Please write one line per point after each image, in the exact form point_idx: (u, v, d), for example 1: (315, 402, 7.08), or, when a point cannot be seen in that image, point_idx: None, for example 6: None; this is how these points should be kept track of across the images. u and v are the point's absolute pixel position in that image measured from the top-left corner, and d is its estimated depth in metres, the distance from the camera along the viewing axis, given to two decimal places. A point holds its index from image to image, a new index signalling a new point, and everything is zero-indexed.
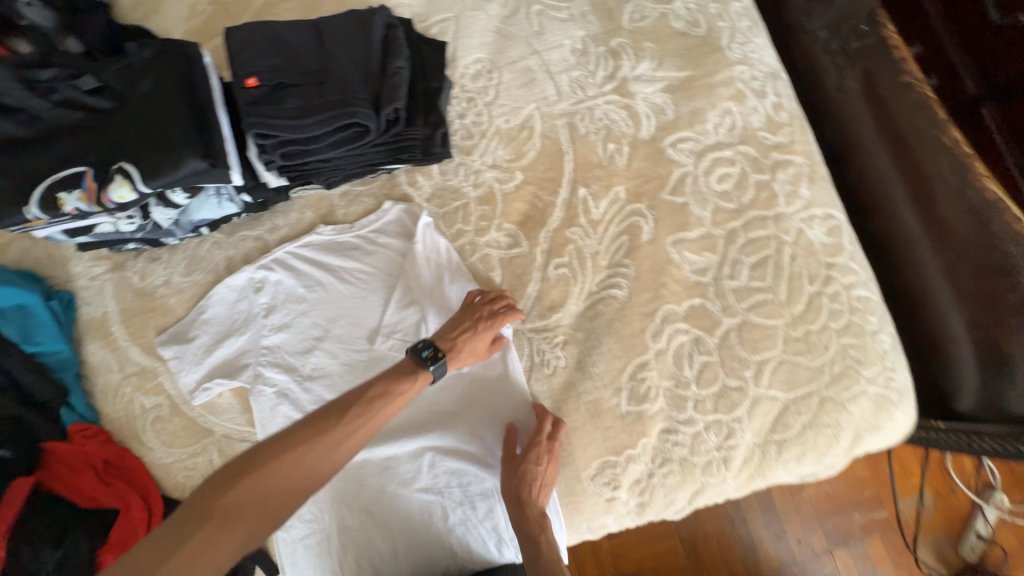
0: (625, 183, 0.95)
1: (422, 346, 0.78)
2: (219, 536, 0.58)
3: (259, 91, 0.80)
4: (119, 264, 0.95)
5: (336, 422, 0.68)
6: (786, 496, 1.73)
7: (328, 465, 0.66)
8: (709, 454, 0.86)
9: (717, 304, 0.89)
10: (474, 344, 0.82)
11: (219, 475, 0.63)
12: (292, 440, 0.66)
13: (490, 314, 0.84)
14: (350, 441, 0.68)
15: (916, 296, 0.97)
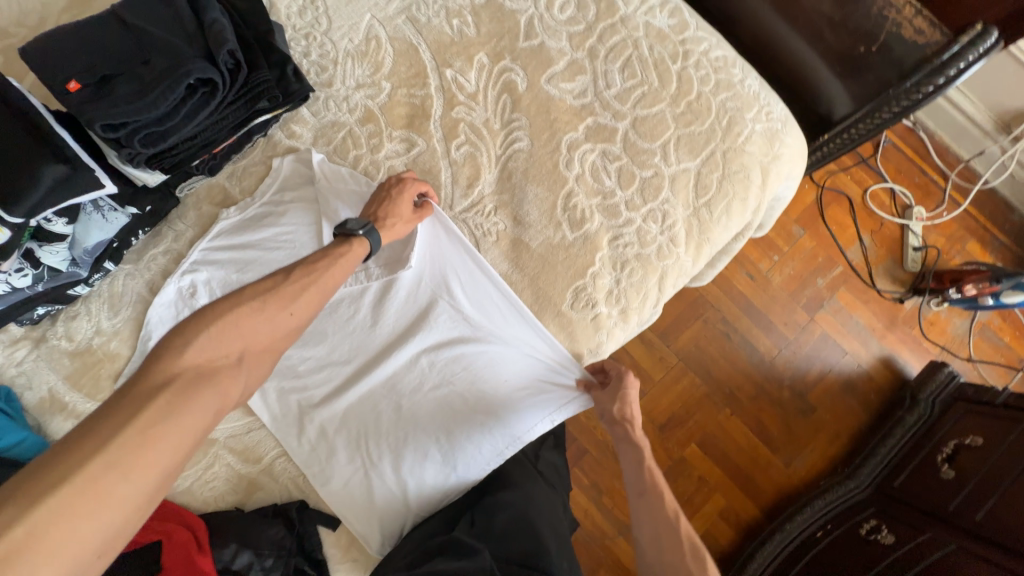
0: (484, 48, 0.99)
1: (347, 221, 0.81)
2: (192, 395, 0.55)
3: (85, 92, 0.75)
4: (40, 337, 0.90)
5: (283, 284, 0.69)
6: (761, 293, 1.90)
7: (284, 323, 0.67)
8: (656, 240, 0.95)
9: (607, 115, 0.97)
10: (401, 210, 0.85)
11: (165, 345, 0.58)
12: (242, 301, 0.65)
13: (403, 182, 0.87)
14: (300, 300, 0.69)
15: (765, 41, 1.11)
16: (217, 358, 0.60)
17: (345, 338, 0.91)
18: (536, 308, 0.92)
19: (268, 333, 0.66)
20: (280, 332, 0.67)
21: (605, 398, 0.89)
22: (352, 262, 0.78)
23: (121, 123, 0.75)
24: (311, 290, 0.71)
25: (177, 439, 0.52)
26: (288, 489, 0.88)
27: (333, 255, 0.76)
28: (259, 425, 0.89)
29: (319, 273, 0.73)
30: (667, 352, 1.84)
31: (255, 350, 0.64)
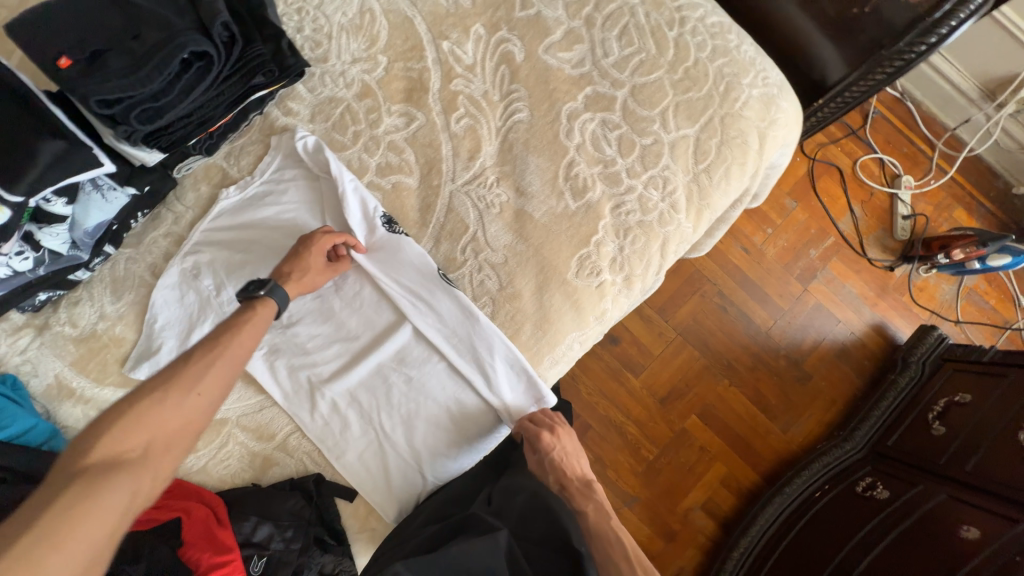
0: (480, 19, 0.98)
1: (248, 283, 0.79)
2: (101, 483, 0.54)
3: (75, 69, 0.73)
4: (42, 325, 0.89)
5: (183, 368, 0.66)
6: (756, 266, 1.93)
7: (193, 406, 0.65)
8: (658, 207, 0.96)
9: (606, 84, 0.97)
10: (310, 262, 0.85)
11: (75, 442, 0.57)
12: (145, 390, 0.63)
13: (317, 236, 0.86)
14: (207, 378, 0.67)
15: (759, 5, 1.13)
16: (124, 450, 0.58)
17: (352, 314, 0.91)
18: (541, 278, 0.93)
19: (180, 413, 0.63)
20: (195, 410, 0.65)
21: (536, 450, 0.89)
22: (261, 321, 0.77)
23: (115, 98, 0.73)
24: (216, 365, 0.68)
25: (92, 526, 0.52)
26: (305, 463, 0.89)
27: (232, 329, 0.73)
28: (270, 403, 0.90)
29: (223, 346, 0.70)
30: (665, 326, 1.86)
31: (166, 434, 0.61)
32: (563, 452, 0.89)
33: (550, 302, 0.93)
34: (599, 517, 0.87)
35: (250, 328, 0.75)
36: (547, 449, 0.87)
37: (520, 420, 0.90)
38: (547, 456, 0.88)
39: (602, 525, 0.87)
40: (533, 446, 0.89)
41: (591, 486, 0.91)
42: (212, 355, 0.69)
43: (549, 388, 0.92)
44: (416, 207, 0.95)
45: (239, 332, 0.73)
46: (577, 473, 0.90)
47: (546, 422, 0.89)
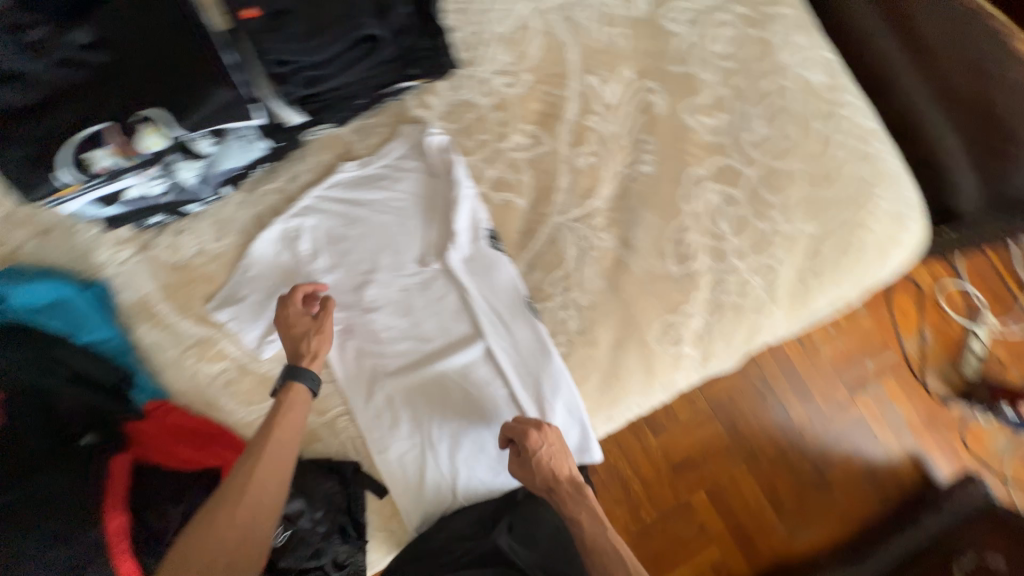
0: (631, 64, 0.99)
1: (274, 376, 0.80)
2: None
3: (258, 21, 0.76)
4: (144, 244, 0.92)
5: (229, 481, 0.68)
6: (806, 361, 1.83)
7: (245, 519, 0.66)
8: (756, 294, 0.93)
9: (738, 159, 0.95)
10: (293, 323, 0.83)
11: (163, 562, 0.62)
12: (202, 515, 0.66)
13: (285, 309, 0.83)
14: (254, 485, 0.68)
15: (909, 121, 1.05)
16: None
17: (431, 317, 0.90)
18: (621, 332, 0.91)
19: (234, 527, 0.65)
20: (247, 525, 0.66)
21: (521, 464, 0.81)
22: (300, 402, 0.78)
23: (288, 60, 0.78)
24: (259, 470, 0.69)
25: None
26: (345, 448, 0.88)
27: (272, 427, 0.74)
28: (329, 378, 0.90)
29: (258, 448, 0.71)
30: (697, 395, 1.80)
31: (224, 556, 0.64)
32: (551, 455, 0.80)
33: (624, 360, 0.91)
34: (592, 526, 0.78)
35: (288, 421, 0.75)
36: (532, 451, 0.79)
37: (508, 424, 0.82)
38: (532, 461, 0.79)
39: (597, 536, 0.77)
40: (516, 450, 0.82)
41: (583, 489, 0.80)
42: (256, 461, 0.70)
43: (597, 443, 0.90)
44: (519, 229, 0.95)
45: (276, 428, 0.73)
46: (569, 478, 0.80)
47: (528, 422, 0.81)
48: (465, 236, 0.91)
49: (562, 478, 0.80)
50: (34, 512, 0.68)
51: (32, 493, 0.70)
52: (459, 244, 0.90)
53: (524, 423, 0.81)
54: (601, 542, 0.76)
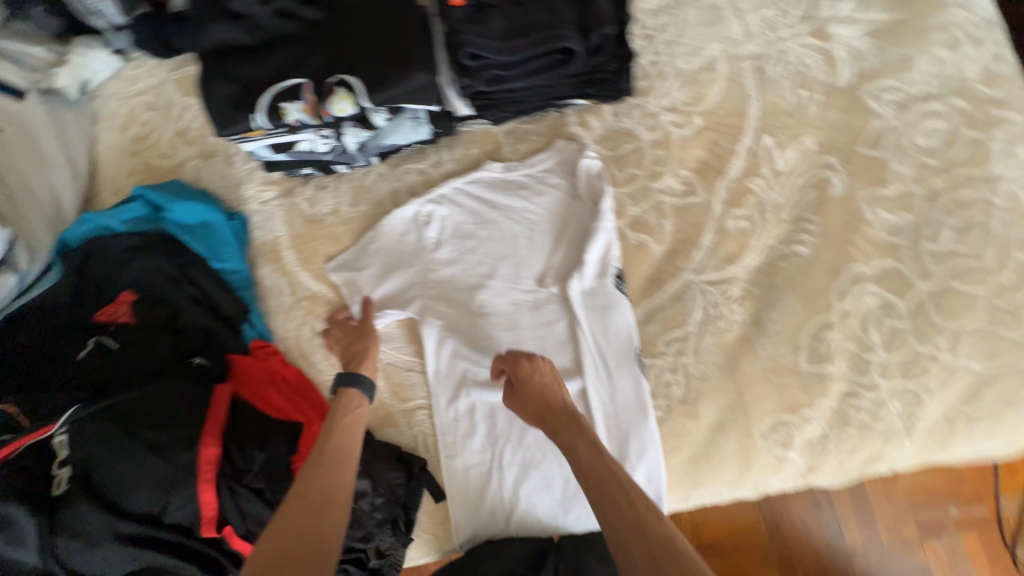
0: (816, 134, 0.91)
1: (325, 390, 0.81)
2: None
3: (463, 10, 0.77)
4: (288, 190, 0.96)
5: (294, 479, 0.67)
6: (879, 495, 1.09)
7: (315, 504, 0.63)
8: (891, 422, 0.82)
9: (912, 267, 0.85)
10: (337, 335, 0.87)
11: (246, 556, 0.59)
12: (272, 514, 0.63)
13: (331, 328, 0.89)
14: (321, 470, 0.67)
15: None
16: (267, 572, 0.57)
17: (534, 341, 0.87)
18: (727, 415, 0.84)
19: (304, 512, 0.62)
20: (319, 513, 0.63)
21: (513, 400, 0.77)
22: (359, 408, 0.76)
23: (479, 55, 0.77)
24: (324, 459, 0.68)
25: None
26: (415, 442, 0.88)
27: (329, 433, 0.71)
28: (418, 368, 0.90)
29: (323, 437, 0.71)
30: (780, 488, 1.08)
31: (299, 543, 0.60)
32: (540, 387, 0.75)
33: (721, 446, 0.84)
34: (597, 459, 0.65)
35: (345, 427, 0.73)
36: (524, 379, 0.75)
37: (501, 355, 0.80)
38: (525, 390, 0.75)
39: (603, 467, 0.64)
40: (509, 377, 0.78)
41: (584, 422, 0.70)
42: (316, 469, 0.67)
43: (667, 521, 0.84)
44: (646, 275, 0.90)
45: (334, 434, 0.71)
46: (568, 410, 0.72)
47: (520, 354, 0.78)
48: (593, 270, 0.87)
49: (554, 409, 0.73)
50: (147, 421, 0.72)
51: (145, 403, 0.73)
52: (584, 275, 0.86)
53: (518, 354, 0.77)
54: (608, 477, 0.63)
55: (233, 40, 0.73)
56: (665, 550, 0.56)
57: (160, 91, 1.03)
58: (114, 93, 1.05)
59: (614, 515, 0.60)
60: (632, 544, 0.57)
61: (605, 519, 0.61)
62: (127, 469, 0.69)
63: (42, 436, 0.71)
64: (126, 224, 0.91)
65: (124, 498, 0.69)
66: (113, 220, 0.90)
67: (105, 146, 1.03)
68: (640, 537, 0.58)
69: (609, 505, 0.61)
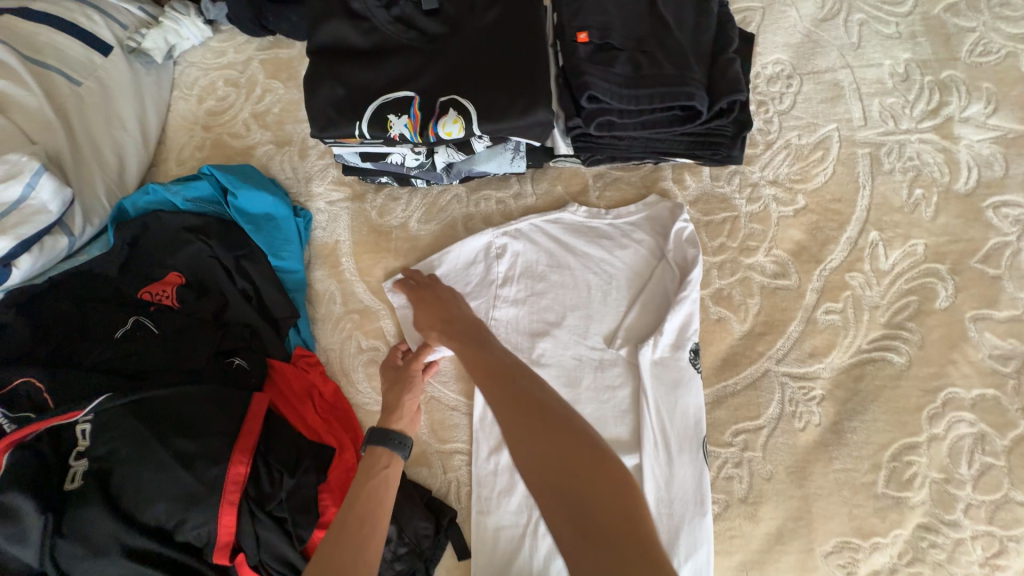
0: (926, 238, 0.84)
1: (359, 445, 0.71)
2: None
3: (587, 49, 0.73)
4: (358, 195, 0.92)
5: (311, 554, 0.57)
6: None
7: None
8: (969, 567, 0.74)
9: (1015, 402, 0.78)
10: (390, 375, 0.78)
11: None
12: None
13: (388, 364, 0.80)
14: (339, 542, 0.56)
15: None
16: None
17: (593, 403, 0.81)
18: (789, 524, 0.77)
19: None
20: None
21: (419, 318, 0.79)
22: (389, 468, 0.66)
23: (597, 99, 0.71)
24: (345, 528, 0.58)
25: None
26: (447, 487, 0.82)
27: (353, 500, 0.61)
28: (462, 409, 0.84)
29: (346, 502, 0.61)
30: None
31: None
32: (432, 297, 0.79)
33: (778, 558, 0.76)
34: (484, 352, 0.69)
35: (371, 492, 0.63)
36: (420, 295, 0.80)
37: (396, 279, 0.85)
38: (420, 303, 0.79)
39: (488, 358, 0.67)
40: (407, 298, 0.81)
41: (478, 323, 0.75)
42: (334, 539, 0.57)
43: None
44: (721, 354, 0.84)
45: (358, 494, 0.62)
46: (461, 314, 0.76)
47: (422, 277, 0.83)
48: (669, 339, 0.80)
49: (447, 315, 0.77)
50: (180, 426, 0.68)
51: (181, 403, 0.70)
52: (658, 345, 0.80)
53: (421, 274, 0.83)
54: (492, 361, 0.67)
55: (348, 40, 0.69)
56: (538, 405, 0.59)
57: (244, 68, 1.00)
58: (197, 62, 1.01)
59: (500, 391, 0.62)
60: (508, 409, 0.60)
61: (488, 395, 0.63)
62: (150, 477, 0.65)
63: (65, 420, 0.66)
64: (189, 202, 0.86)
65: (140, 508, 0.64)
66: (176, 197, 0.85)
67: (178, 114, 1.00)
68: (516, 399, 0.61)
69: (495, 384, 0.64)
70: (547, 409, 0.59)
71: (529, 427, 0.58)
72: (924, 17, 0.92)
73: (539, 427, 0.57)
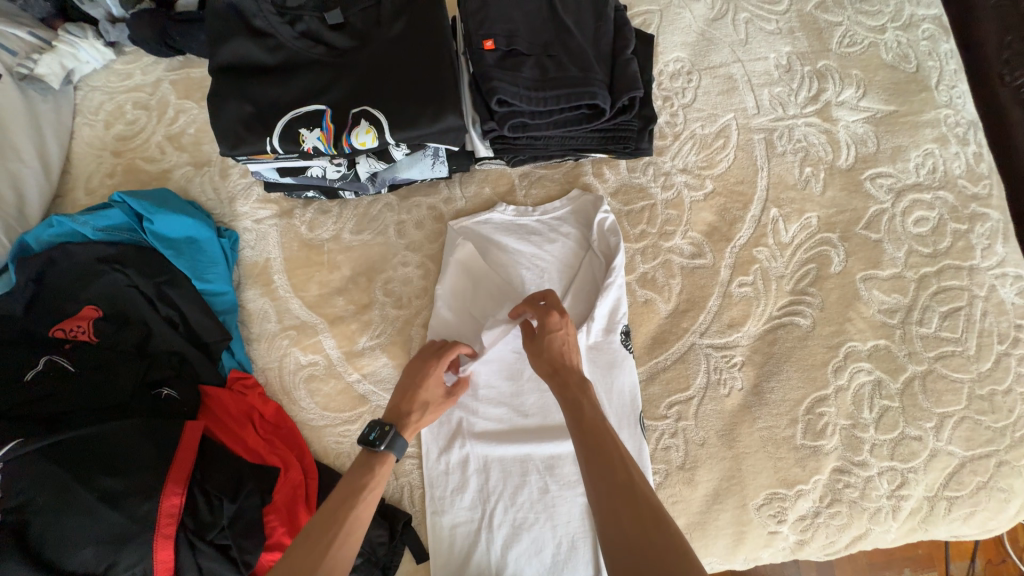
0: (818, 211, 0.94)
1: (370, 429, 0.65)
2: None
3: (494, 55, 0.76)
4: (286, 211, 0.91)
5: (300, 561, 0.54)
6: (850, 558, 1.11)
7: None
8: (879, 501, 0.83)
9: (903, 349, 0.88)
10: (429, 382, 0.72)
11: None
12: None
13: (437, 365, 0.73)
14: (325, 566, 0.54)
15: None
16: None
17: (536, 393, 0.83)
18: (723, 484, 0.83)
19: None
20: None
21: (530, 346, 0.74)
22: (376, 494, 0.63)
23: (508, 102, 0.75)
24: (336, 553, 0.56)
25: None
26: (401, 493, 0.82)
27: (337, 531, 0.57)
28: None
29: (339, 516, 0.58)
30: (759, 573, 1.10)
31: None
32: (561, 339, 0.72)
33: (716, 516, 0.82)
34: (592, 410, 0.63)
35: (358, 522, 0.59)
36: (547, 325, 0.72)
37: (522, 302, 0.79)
38: (545, 340, 0.72)
39: (597, 419, 0.62)
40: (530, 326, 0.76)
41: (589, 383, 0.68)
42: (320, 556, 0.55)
43: None
44: (651, 334, 0.90)
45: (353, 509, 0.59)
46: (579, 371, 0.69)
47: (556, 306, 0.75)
48: (601, 323, 0.85)
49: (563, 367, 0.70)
50: (105, 464, 0.66)
51: (103, 440, 0.67)
52: (591, 330, 0.84)
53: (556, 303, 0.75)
54: (599, 431, 0.61)
55: (253, 57, 0.69)
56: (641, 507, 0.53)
57: (153, 90, 0.96)
58: (101, 87, 0.97)
59: (600, 463, 0.58)
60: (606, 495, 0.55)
61: (589, 471, 0.58)
62: (73, 521, 0.62)
63: None
64: (101, 232, 0.82)
65: (66, 555, 0.61)
66: (86, 228, 0.81)
67: (83, 141, 0.95)
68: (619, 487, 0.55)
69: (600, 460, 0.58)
70: (649, 513, 0.52)
71: (628, 531, 0.51)
72: (799, 14, 1.03)
73: (640, 536, 0.51)
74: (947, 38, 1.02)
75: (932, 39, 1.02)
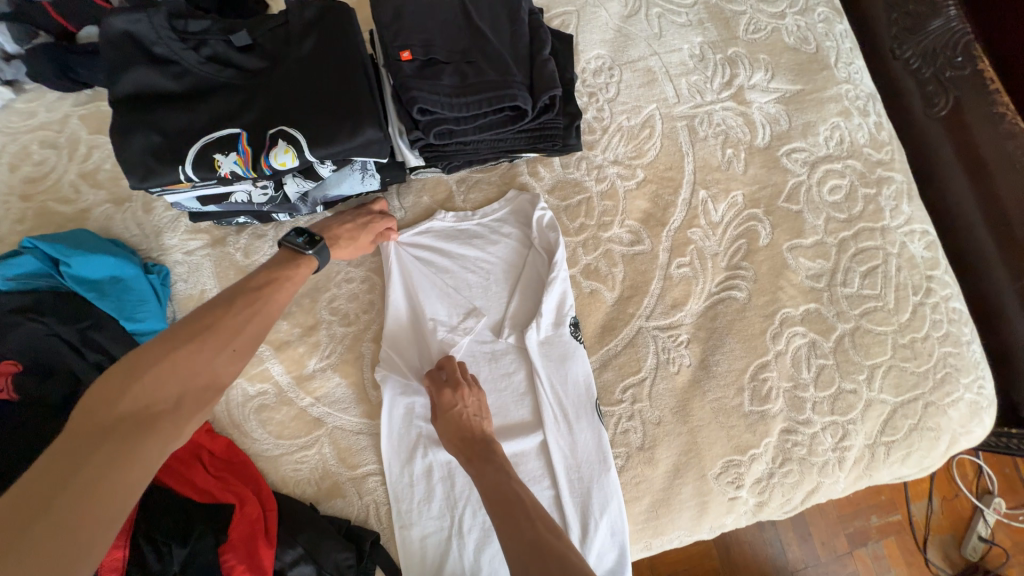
0: (743, 189, 0.99)
1: (297, 234, 0.73)
2: (133, 430, 0.49)
3: (412, 65, 0.77)
4: (219, 239, 0.88)
5: (220, 317, 0.59)
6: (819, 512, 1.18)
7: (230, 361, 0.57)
8: (825, 454, 0.88)
9: (831, 310, 0.94)
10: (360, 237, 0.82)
11: None
12: (177, 346, 0.55)
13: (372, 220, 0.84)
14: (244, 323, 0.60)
15: (996, 323, 0.99)
16: (155, 400, 0.51)
17: (492, 393, 0.85)
18: (682, 458, 0.86)
19: (218, 355, 0.56)
20: (226, 372, 0.57)
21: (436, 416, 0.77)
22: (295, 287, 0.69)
23: (431, 111, 0.76)
24: (251, 318, 0.61)
25: (133, 468, 0.48)
26: (365, 513, 0.81)
27: (249, 304, 0.61)
28: (369, 431, 0.84)
29: (265, 295, 0.63)
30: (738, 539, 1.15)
31: (197, 390, 0.54)
32: (461, 413, 0.76)
33: (679, 490, 0.85)
34: (498, 478, 0.69)
35: (275, 301, 0.64)
36: (446, 403, 0.77)
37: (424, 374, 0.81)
38: (445, 416, 0.76)
39: (501, 486, 0.68)
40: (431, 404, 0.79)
41: (492, 450, 0.74)
42: (238, 315, 0.60)
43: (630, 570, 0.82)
44: (599, 323, 0.92)
45: (269, 290, 0.64)
46: (482, 440, 0.75)
47: (451, 380, 0.79)
48: (549, 318, 0.86)
49: (468, 437, 0.75)
50: None
51: None
52: (540, 326, 0.86)
53: (455, 373, 0.79)
54: (504, 494, 0.67)
55: (158, 86, 0.67)
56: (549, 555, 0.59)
57: (61, 127, 0.91)
58: (1, 128, 0.91)
59: (510, 525, 0.64)
60: (520, 550, 0.61)
61: (502, 535, 0.63)
62: None
63: None
64: (11, 280, 0.76)
65: None
66: None
67: None
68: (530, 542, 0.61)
69: (508, 521, 0.64)
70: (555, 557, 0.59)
71: None
72: (706, 6, 1.09)
73: None
74: (840, 20, 1.10)
75: (828, 21, 1.10)
